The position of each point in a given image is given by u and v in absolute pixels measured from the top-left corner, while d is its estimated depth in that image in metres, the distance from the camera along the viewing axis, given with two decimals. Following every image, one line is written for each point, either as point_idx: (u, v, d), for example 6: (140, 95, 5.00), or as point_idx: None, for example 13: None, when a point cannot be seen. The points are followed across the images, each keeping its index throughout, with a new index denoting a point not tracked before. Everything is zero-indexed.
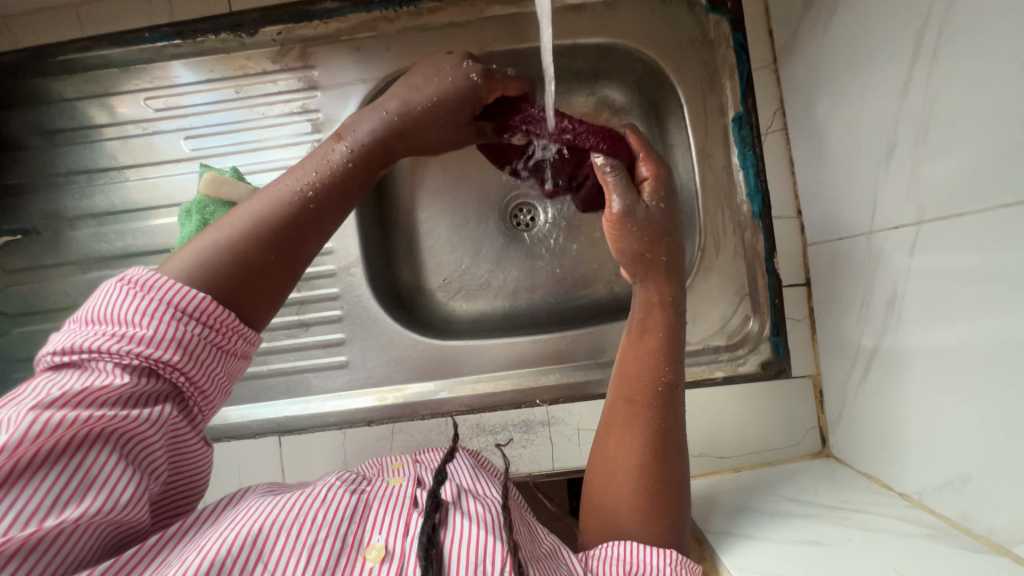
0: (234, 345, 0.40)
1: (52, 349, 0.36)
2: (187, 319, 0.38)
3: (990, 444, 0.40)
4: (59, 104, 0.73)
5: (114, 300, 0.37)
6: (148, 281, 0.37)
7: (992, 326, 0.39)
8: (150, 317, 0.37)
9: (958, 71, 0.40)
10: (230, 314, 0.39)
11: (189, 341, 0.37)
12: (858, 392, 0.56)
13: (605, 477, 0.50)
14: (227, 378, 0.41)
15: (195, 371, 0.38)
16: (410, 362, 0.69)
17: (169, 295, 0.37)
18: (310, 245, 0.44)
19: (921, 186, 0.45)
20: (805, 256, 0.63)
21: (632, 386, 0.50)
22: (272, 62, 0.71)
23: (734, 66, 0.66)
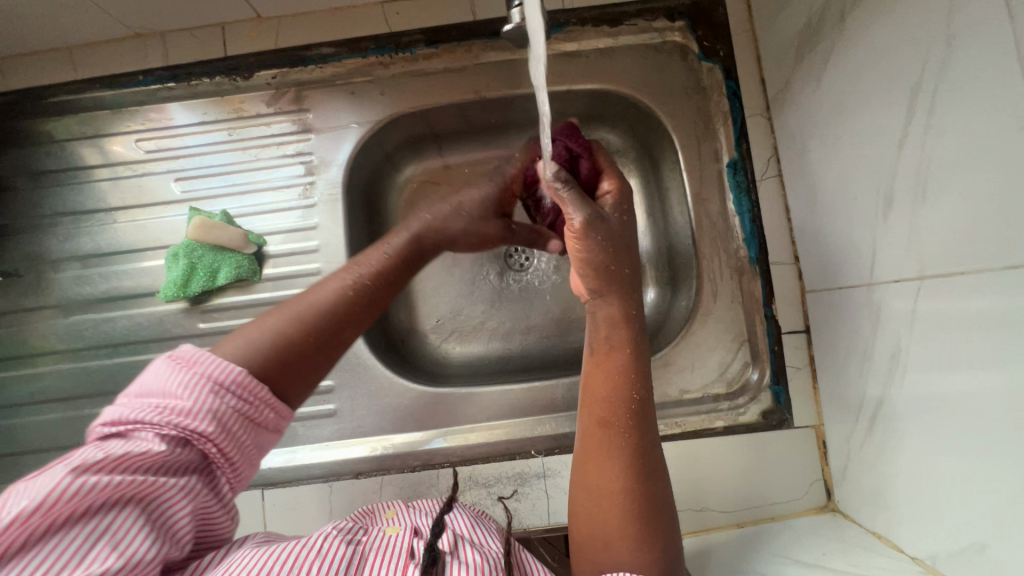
0: (264, 416, 0.40)
1: (101, 421, 0.37)
2: (224, 392, 0.38)
3: (1006, 511, 0.39)
4: (49, 145, 0.72)
5: (162, 375, 0.38)
6: (195, 355, 0.39)
7: (1004, 387, 0.38)
8: (190, 390, 0.38)
9: (957, 129, 0.40)
10: (264, 387, 0.40)
11: (223, 414, 0.38)
12: (863, 446, 0.54)
13: (591, 513, 0.46)
14: (257, 452, 0.41)
15: (226, 444, 0.38)
16: (401, 410, 0.67)
17: (211, 368, 0.39)
18: (347, 332, 0.47)
19: (921, 240, 0.44)
20: (803, 303, 0.63)
21: (601, 407, 0.48)
22: (266, 106, 0.70)
23: (728, 113, 0.67)
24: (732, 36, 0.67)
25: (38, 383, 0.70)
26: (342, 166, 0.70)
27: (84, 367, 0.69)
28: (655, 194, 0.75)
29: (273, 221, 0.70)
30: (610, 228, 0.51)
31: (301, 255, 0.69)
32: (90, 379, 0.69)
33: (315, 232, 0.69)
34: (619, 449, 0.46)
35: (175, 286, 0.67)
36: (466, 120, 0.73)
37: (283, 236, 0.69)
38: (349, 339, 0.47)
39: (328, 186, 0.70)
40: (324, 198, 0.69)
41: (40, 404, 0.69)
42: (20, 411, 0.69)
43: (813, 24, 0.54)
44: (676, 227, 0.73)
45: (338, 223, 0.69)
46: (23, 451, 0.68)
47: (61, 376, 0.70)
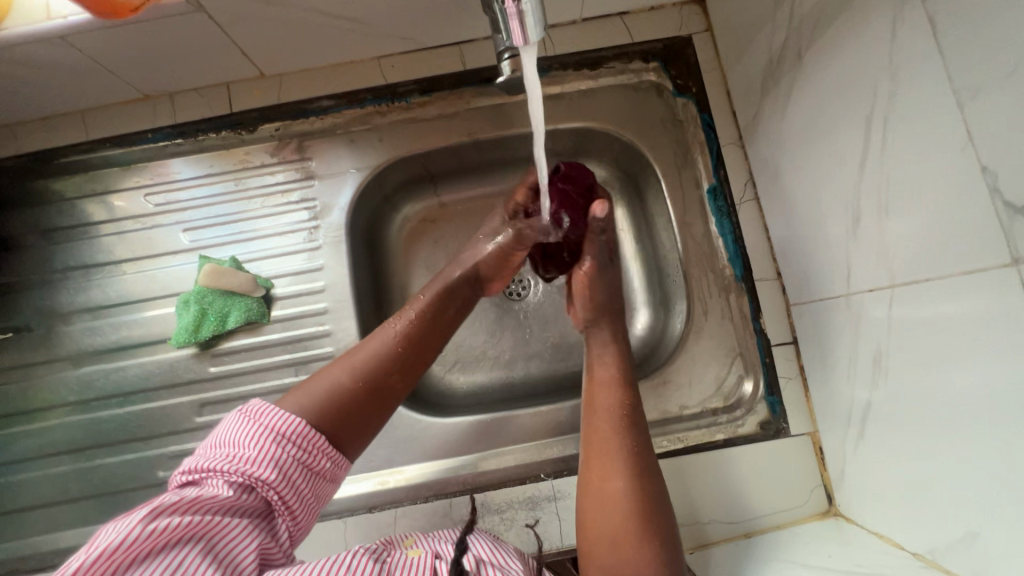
0: (322, 466, 0.48)
1: (181, 471, 0.46)
2: (286, 441, 0.46)
3: (999, 503, 0.41)
4: (60, 203, 0.74)
5: (233, 428, 0.47)
6: (260, 410, 0.47)
7: (980, 381, 0.41)
8: (257, 441, 0.46)
9: (907, 153, 0.44)
10: (322, 439, 0.48)
11: (283, 461, 0.46)
12: (857, 449, 0.57)
13: (607, 532, 0.52)
14: (313, 497, 0.49)
15: (285, 488, 0.46)
16: (411, 442, 0.68)
17: (274, 420, 0.47)
18: (396, 384, 0.54)
19: (889, 252, 0.48)
20: (789, 316, 0.66)
21: (606, 435, 0.56)
22: (269, 156, 0.74)
23: (704, 143, 0.72)
24: (702, 74, 0.73)
25: (48, 436, 0.70)
26: (344, 209, 0.73)
27: (95, 418, 0.70)
28: (642, 220, 0.80)
29: (279, 265, 0.73)
30: (607, 276, 0.67)
31: (309, 296, 0.71)
32: (101, 430, 0.70)
33: (320, 273, 0.72)
34: (628, 470, 0.54)
35: (187, 330, 0.69)
36: (459, 160, 0.78)
37: (290, 279, 0.72)
38: (397, 392, 0.54)
39: (331, 229, 0.73)
40: (328, 241, 0.73)
41: (50, 457, 0.70)
42: (31, 466, 0.70)
43: (774, 63, 0.60)
44: (665, 251, 0.77)
45: (342, 263, 0.72)
46: (33, 507, 0.68)
47: (72, 429, 0.70)
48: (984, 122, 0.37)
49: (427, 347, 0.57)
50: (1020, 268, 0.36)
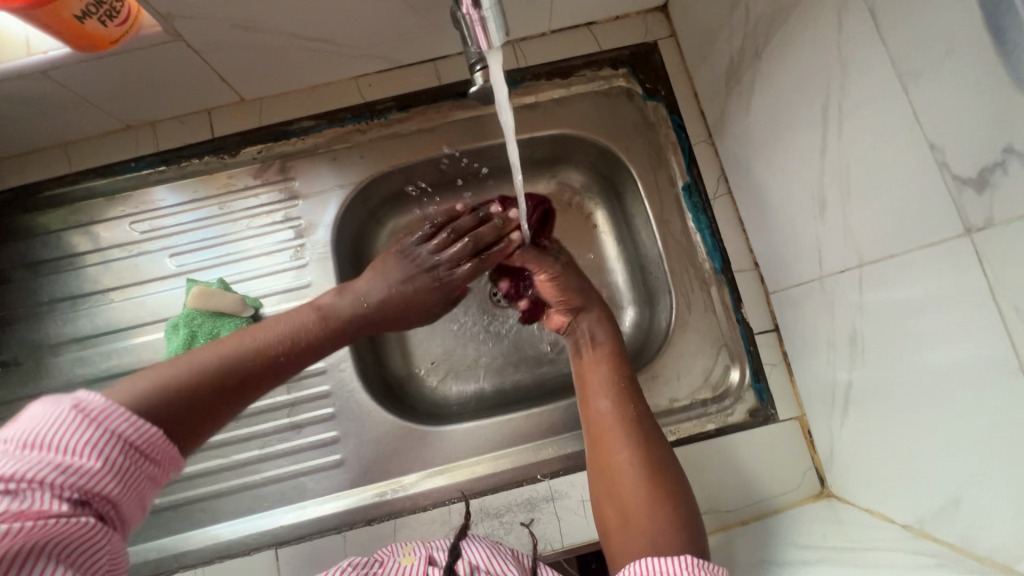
0: (162, 471, 0.41)
1: None
2: (129, 450, 0.39)
3: (981, 468, 0.42)
4: (45, 235, 0.75)
5: (58, 427, 0.37)
6: (99, 410, 0.38)
7: (952, 349, 0.43)
8: (96, 450, 0.37)
9: (862, 137, 0.46)
10: (172, 447, 0.41)
11: (122, 473, 0.39)
12: (843, 429, 0.58)
13: (622, 501, 0.54)
14: (141, 505, 0.41)
15: (121, 501, 0.39)
16: (406, 452, 0.67)
17: (118, 426, 0.39)
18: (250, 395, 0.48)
19: (855, 233, 0.50)
20: (768, 304, 0.68)
21: (606, 413, 0.58)
22: (253, 178, 0.75)
23: (676, 143, 0.74)
24: (669, 78, 0.76)
25: None
26: (329, 226, 0.74)
27: None
28: (622, 221, 0.82)
29: (267, 284, 0.73)
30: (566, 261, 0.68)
31: None
32: None
33: (308, 289, 0.73)
34: (632, 441, 0.56)
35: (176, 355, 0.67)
36: (440, 173, 0.79)
37: (278, 297, 0.73)
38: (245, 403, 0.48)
39: (317, 246, 0.74)
40: (315, 258, 0.73)
41: None
42: None
43: (735, 62, 0.63)
44: (646, 249, 0.78)
45: (330, 278, 0.73)
46: None
47: None
48: (926, 101, 0.39)
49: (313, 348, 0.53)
50: (973, 238, 0.38)
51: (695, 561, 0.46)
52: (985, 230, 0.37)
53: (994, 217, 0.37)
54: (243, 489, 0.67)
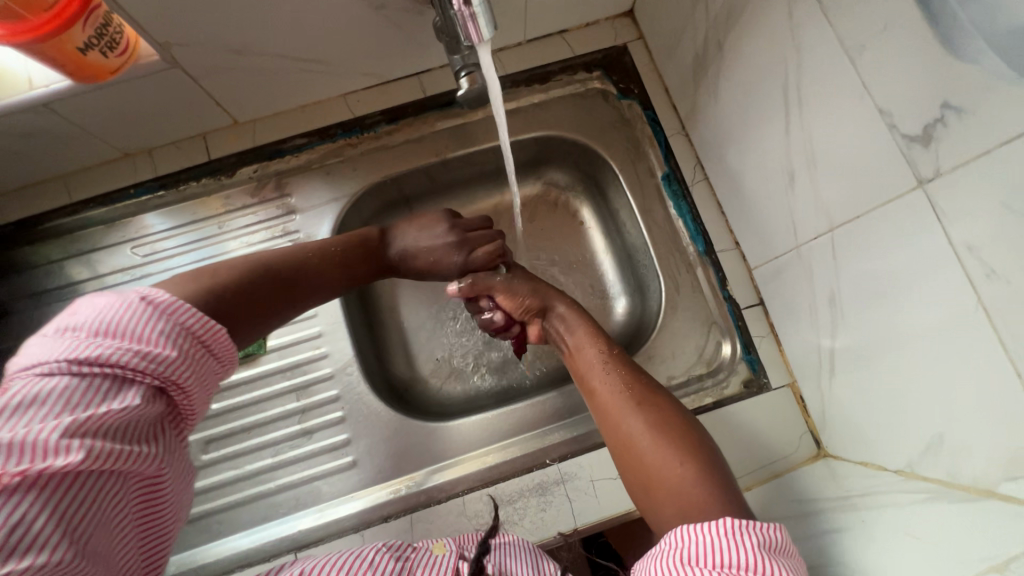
0: (221, 367, 0.45)
1: (59, 360, 0.36)
2: (195, 342, 0.42)
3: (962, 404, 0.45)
4: (48, 265, 0.76)
5: (130, 316, 0.40)
6: (165, 305, 0.41)
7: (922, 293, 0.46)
8: (170, 341, 0.40)
9: (820, 111, 0.51)
10: (231, 342, 0.45)
11: (193, 364, 0.42)
12: (832, 389, 0.61)
13: (648, 471, 0.52)
14: (209, 396, 0.45)
15: (194, 393, 0.42)
16: (418, 448, 0.69)
17: (183, 321, 0.42)
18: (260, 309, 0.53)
19: (823, 200, 0.54)
20: (752, 280, 0.72)
21: (604, 390, 0.58)
22: (250, 197, 0.78)
23: (652, 136, 0.79)
24: (641, 77, 0.80)
25: None
26: (327, 237, 0.77)
27: None
28: (607, 215, 0.86)
29: None
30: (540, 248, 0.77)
31: (301, 323, 0.74)
32: None
33: None
34: (636, 408, 0.55)
35: None
36: (431, 181, 0.83)
37: None
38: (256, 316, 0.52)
39: None
40: None
41: None
42: None
43: (700, 57, 0.67)
44: (632, 239, 0.82)
45: None
46: None
47: None
48: (872, 71, 0.44)
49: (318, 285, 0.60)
50: (926, 188, 0.42)
51: (735, 525, 0.43)
52: (935, 180, 0.41)
53: (940, 168, 0.41)
54: (258, 498, 0.68)
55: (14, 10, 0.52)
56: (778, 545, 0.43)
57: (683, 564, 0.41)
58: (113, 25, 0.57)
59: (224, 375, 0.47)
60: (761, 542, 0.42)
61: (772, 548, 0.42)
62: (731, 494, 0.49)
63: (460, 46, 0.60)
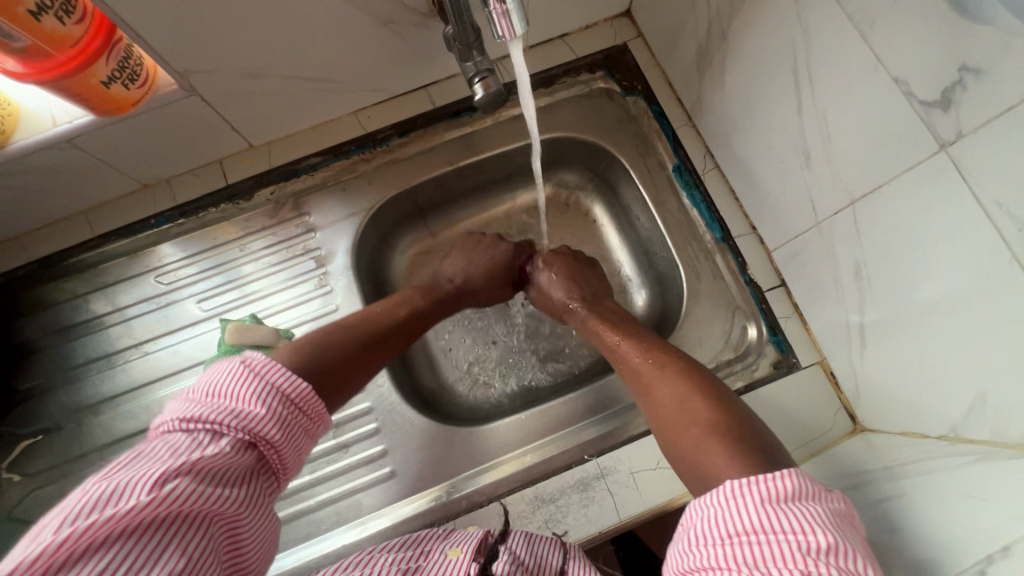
0: (313, 426, 0.53)
1: (180, 418, 0.46)
2: (285, 400, 0.50)
3: (1002, 362, 0.45)
4: (74, 300, 0.77)
5: (235, 380, 0.49)
6: (261, 367, 0.50)
7: (953, 255, 0.46)
8: (262, 399, 0.48)
9: (833, 88, 0.52)
10: (319, 401, 0.53)
11: (280, 418, 0.49)
12: (863, 362, 0.61)
13: (680, 427, 0.54)
14: (300, 451, 0.52)
15: (283, 444, 0.49)
16: (455, 454, 0.69)
17: (274, 381, 0.50)
18: (342, 379, 0.59)
19: (841, 175, 0.55)
20: (772, 262, 0.73)
21: (637, 365, 0.62)
22: (269, 218, 0.79)
23: (660, 130, 0.80)
24: (644, 73, 0.82)
25: None
26: (348, 252, 0.78)
27: None
28: (620, 211, 0.87)
29: (296, 315, 0.76)
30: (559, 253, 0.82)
31: None
32: None
33: (337, 314, 0.76)
34: (667, 376, 0.59)
35: None
36: (444, 190, 0.84)
37: (309, 326, 0.75)
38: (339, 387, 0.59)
39: (339, 273, 0.77)
40: (339, 284, 0.77)
41: None
42: None
43: (704, 48, 0.69)
44: (647, 232, 0.82)
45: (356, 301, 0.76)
46: None
47: None
48: (886, 44, 0.45)
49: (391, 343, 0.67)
50: (949, 152, 0.43)
51: (736, 487, 0.43)
52: (958, 142, 0.43)
53: (962, 130, 0.42)
54: (298, 516, 0.67)
55: (42, 48, 0.54)
56: (793, 492, 0.43)
57: (698, 542, 0.43)
58: (135, 57, 0.59)
59: (317, 433, 0.54)
60: (768, 496, 0.42)
61: (781, 500, 0.42)
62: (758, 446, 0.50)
63: (472, 53, 0.62)
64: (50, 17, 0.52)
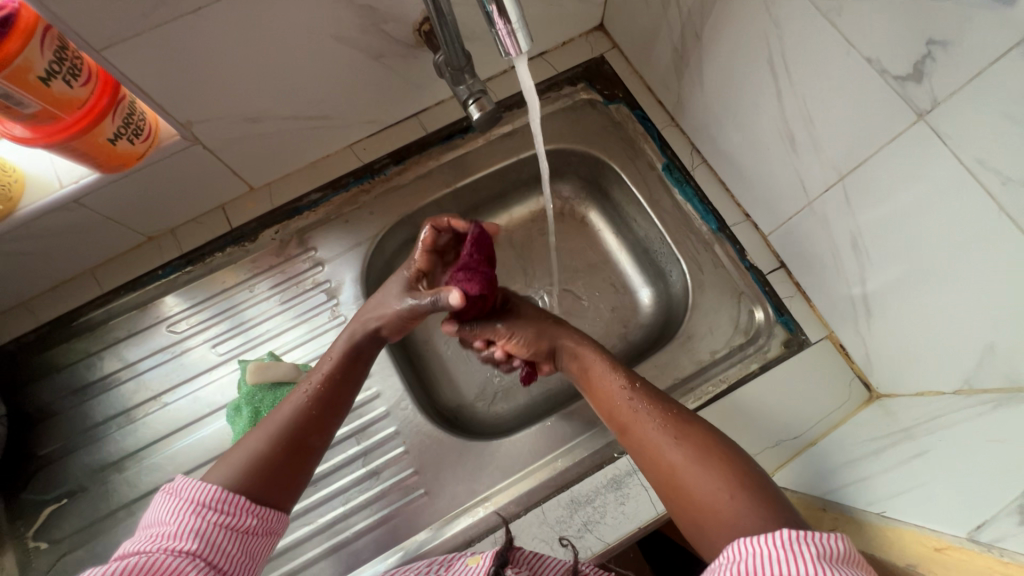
0: (248, 523, 0.52)
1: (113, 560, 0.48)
2: (206, 509, 0.50)
3: (1002, 310, 0.47)
4: (87, 358, 0.77)
5: (159, 508, 0.51)
6: (178, 484, 0.52)
7: (945, 215, 0.49)
8: (179, 514, 0.50)
9: (810, 76, 0.55)
10: (242, 498, 0.52)
11: (204, 527, 0.49)
12: (870, 330, 0.64)
13: (687, 490, 0.53)
14: (247, 556, 0.51)
15: (213, 552, 0.48)
16: (486, 468, 0.70)
17: (193, 493, 0.51)
18: (305, 449, 0.58)
19: (828, 154, 0.58)
20: (769, 246, 0.76)
21: (636, 421, 0.59)
22: (275, 256, 0.80)
23: (645, 132, 0.83)
24: (624, 81, 0.86)
25: None
26: (357, 282, 0.79)
27: None
28: (615, 215, 0.89)
29: (312, 348, 0.77)
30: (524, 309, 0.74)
31: None
32: None
33: None
34: (671, 439, 0.56)
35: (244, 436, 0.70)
36: (445, 212, 0.86)
37: None
38: (310, 452, 0.59)
39: (350, 303, 0.78)
40: (351, 314, 0.78)
41: None
42: None
43: (679, 51, 0.73)
44: (644, 231, 0.85)
45: None
46: None
47: None
48: (855, 27, 0.49)
49: (339, 401, 0.62)
50: (927, 119, 0.47)
51: (792, 536, 0.43)
52: (934, 110, 0.46)
53: (937, 98, 0.45)
54: (337, 550, 0.67)
55: (50, 111, 0.55)
56: (843, 554, 0.42)
57: None
58: (138, 112, 0.61)
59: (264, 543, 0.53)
60: (820, 552, 0.41)
61: (834, 558, 0.41)
62: (781, 510, 0.49)
63: (464, 76, 0.65)
64: (59, 81, 0.53)
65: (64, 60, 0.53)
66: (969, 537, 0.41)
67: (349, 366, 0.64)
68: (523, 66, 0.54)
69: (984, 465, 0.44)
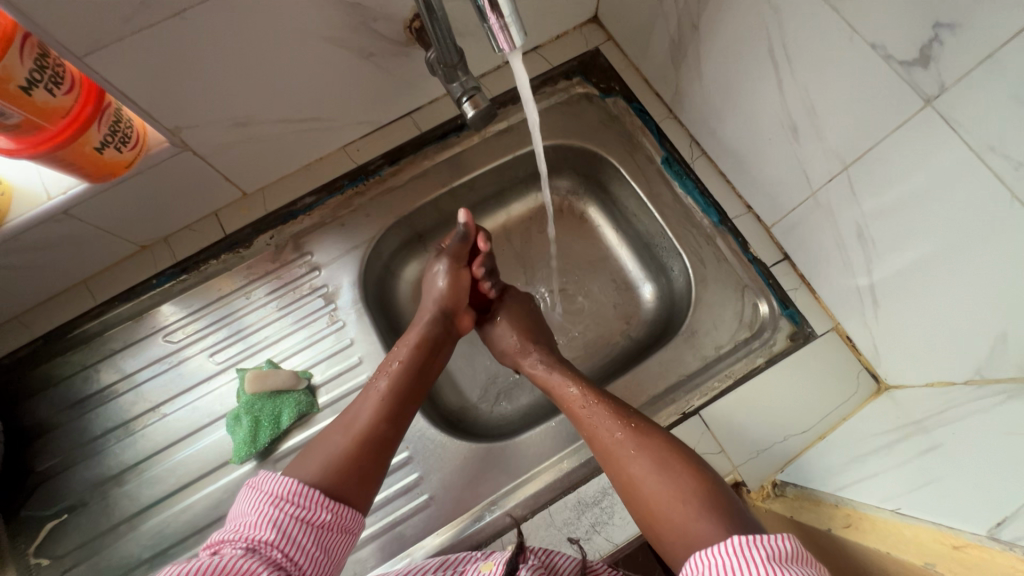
0: (324, 517, 0.52)
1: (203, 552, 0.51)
2: (282, 502, 0.52)
3: (1013, 297, 0.46)
4: (83, 371, 0.75)
5: (241, 502, 0.54)
6: (256, 479, 0.54)
7: (954, 202, 0.47)
8: (258, 506, 0.51)
9: (813, 65, 0.54)
10: (316, 493, 0.53)
11: (281, 519, 0.50)
12: (877, 322, 0.63)
13: (645, 501, 0.54)
14: (322, 551, 0.51)
15: (289, 545, 0.49)
16: (491, 471, 0.69)
17: (271, 486, 0.53)
18: (383, 442, 0.60)
19: (831, 144, 0.57)
20: (772, 238, 0.74)
21: (595, 434, 0.60)
22: (271, 262, 0.78)
23: (643, 126, 0.82)
24: (620, 74, 0.85)
25: None
26: (354, 286, 0.77)
27: None
28: (614, 210, 0.88)
29: (311, 355, 0.75)
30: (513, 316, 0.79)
31: (348, 373, 0.74)
32: None
33: (352, 348, 0.75)
34: (628, 451, 0.57)
35: (244, 445, 0.70)
36: (442, 213, 0.85)
37: (325, 364, 0.75)
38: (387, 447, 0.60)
39: (348, 308, 0.77)
40: (349, 319, 0.77)
41: None
42: None
43: (676, 42, 0.71)
44: (644, 227, 0.84)
45: (370, 332, 0.76)
46: None
47: None
48: (859, 13, 0.47)
49: (411, 395, 0.64)
50: (934, 105, 0.45)
51: (740, 542, 0.44)
52: (942, 95, 0.44)
53: (944, 82, 0.44)
54: None
55: (35, 121, 0.54)
56: (793, 553, 0.43)
57: None
58: (124, 119, 0.59)
59: (340, 540, 0.53)
60: (769, 555, 0.43)
61: (783, 558, 0.42)
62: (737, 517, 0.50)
63: (458, 73, 0.63)
64: (41, 90, 0.52)
65: (46, 68, 0.52)
66: (989, 534, 0.40)
67: (426, 359, 0.68)
68: (518, 61, 0.53)
69: (1000, 458, 0.43)
